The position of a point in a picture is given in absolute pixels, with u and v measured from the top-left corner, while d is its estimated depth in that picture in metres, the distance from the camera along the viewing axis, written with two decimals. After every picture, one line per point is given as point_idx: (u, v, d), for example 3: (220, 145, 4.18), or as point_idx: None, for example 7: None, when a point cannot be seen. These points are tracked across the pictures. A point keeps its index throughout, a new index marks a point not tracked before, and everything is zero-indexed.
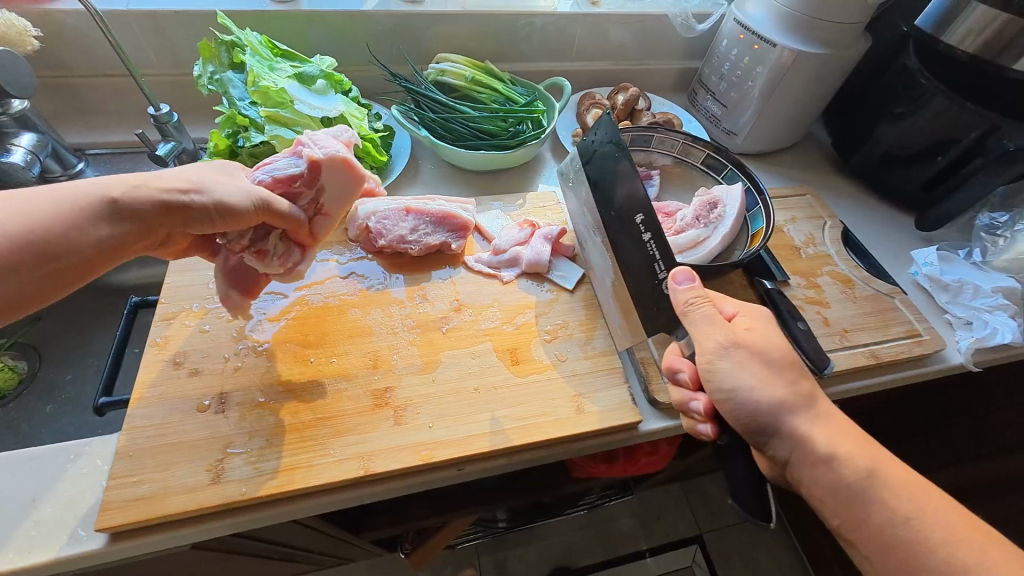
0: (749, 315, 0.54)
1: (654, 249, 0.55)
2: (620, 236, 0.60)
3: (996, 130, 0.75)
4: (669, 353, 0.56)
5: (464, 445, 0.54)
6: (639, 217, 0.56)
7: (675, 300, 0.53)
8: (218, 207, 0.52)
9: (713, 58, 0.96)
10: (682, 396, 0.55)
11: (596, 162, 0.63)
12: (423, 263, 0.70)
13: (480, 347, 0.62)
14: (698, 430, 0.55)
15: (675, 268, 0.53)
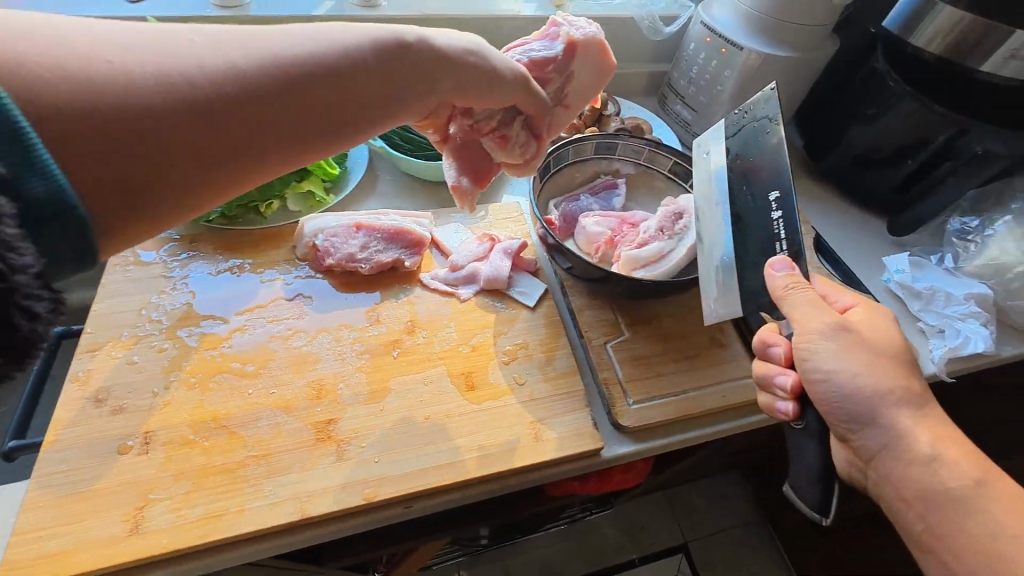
0: (867, 308, 0.55)
1: (779, 229, 0.51)
2: (739, 215, 0.53)
3: (965, 133, 0.74)
4: (764, 329, 0.54)
5: (411, 481, 0.51)
6: (775, 193, 0.51)
7: (772, 285, 0.50)
8: (448, 59, 0.48)
9: (681, 62, 0.94)
10: (769, 369, 0.52)
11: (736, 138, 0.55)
12: (375, 282, 0.66)
13: (433, 372, 0.59)
14: (774, 408, 0.53)
15: (772, 256, 0.51)
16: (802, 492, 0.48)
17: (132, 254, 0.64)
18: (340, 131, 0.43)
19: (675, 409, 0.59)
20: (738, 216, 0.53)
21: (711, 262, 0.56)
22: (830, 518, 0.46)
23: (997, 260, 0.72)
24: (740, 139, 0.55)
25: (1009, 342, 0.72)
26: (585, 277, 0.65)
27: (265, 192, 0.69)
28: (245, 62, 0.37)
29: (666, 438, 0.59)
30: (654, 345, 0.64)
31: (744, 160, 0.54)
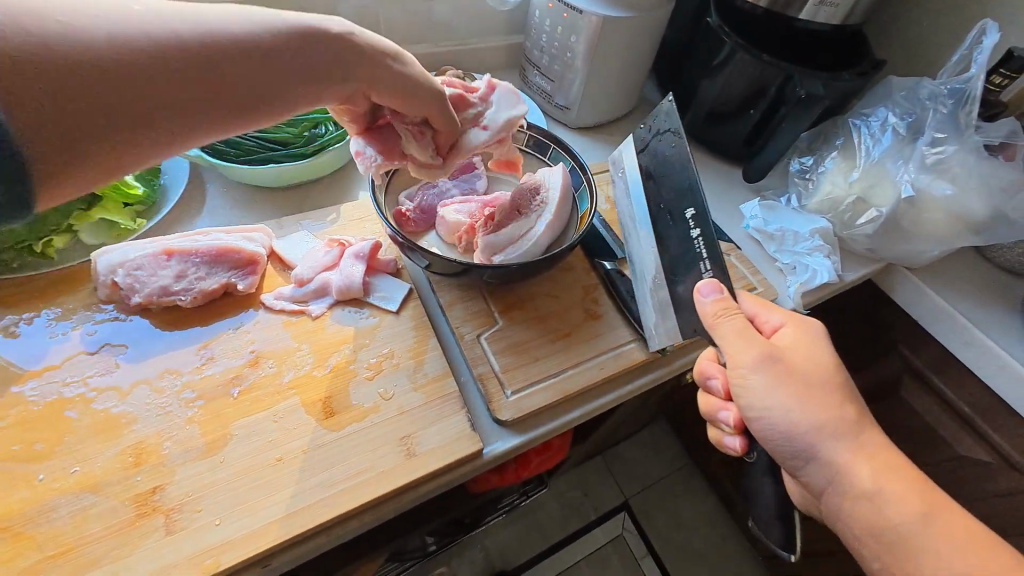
0: (797, 327, 0.50)
1: (700, 247, 0.51)
2: (670, 232, 0.54)
3: (790, 79, 0.79)
4: (704, 359, 0.54)
5: (261, 538, 0.44)
6: (690, 210, 0.51)
7: (703, 313, 0.49)
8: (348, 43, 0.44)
9: (531, 31, 0.91)
10: (711, 405, 0.53)
11: (649, 150, 0.57)
12: (204, 314, 0.57)
13: (283, 406, 0.52)
14: (724, 441, 0.54)
15: (700, 280, 0.50)
16: (766, 528, 0.50)
17: None
18: (252, 110, 0.41)
19: (556, 391, 0.58)
20: (663, 237, 0.55)
21: (647, 276, 0.60)
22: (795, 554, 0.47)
23: (831, 195, 0.77)
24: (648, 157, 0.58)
25: (851, 269, 0.78)
26: (447, 272, 0.60)
27: (37, 225, 0.56)
28: (79, 33, 0.32)
29: (551, 423, 0.58)
30: (530, 329, 0.62)
31: (658, 177, 0.56)
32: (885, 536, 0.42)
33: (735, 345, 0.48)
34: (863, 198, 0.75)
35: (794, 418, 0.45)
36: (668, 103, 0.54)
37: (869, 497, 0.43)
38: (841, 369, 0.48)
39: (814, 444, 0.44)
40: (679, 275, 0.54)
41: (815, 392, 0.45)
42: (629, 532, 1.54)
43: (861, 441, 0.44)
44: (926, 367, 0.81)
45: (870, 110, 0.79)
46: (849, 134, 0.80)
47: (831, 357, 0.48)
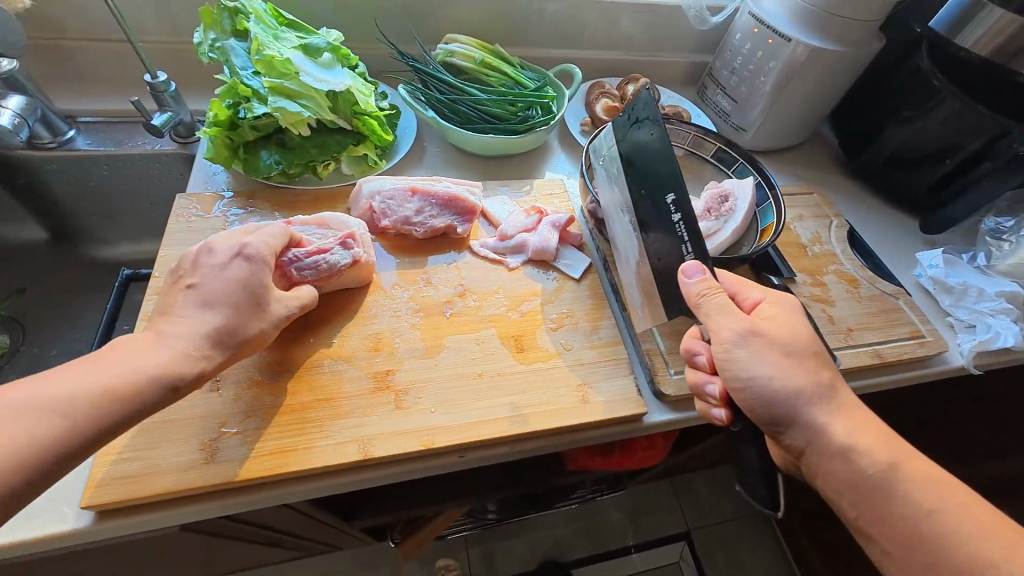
0: (773, 303, 0.54)
1: (683, 231, 0.53)
2: (650, 216, 0.56)
3: (1006, 134, 0.75)
4: (686, 335, 0.56)
5: (467, 432, 0.53)
6: (671, 196, 0.53)
7: (687, 294, 0.52)
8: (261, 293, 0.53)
9: (725, 52, 0.95)
10: (696, 378, 0.54)
11: (627, 139, 0.59)
12: (427, 247, 0.68)
13: (484, 333, 0.61)
14: (711, 414, 0.55)
15: (687, 261, 0.53)
16: (752, 491, 0.48)
17: (195, 207, 0.66)
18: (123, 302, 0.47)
19: None
20: (644, 223, 0.57)
21: (631, 261, 0.62)
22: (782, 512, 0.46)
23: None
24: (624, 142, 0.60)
25: None
26: None
27: (324, 151, 0.69)
28: None
29: None
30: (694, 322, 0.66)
31: (635, 165, 0.58)
32: (913, 495, 0.46)
33: (719, 320, 0.51)
34: None
35: (774, 383, 0.49)
36: (645, 93, 0.55)
37: (846, 453, 0.47)
38: (814, 338, 0.52)
39: (795, 408, 0.49)
40: (663, 258, 0.56)
41: (795, 362, 0.50)
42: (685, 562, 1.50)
43: (836, 401, 0.49)
44: None
45: None
46: None
47: (805, 328, 0.53)
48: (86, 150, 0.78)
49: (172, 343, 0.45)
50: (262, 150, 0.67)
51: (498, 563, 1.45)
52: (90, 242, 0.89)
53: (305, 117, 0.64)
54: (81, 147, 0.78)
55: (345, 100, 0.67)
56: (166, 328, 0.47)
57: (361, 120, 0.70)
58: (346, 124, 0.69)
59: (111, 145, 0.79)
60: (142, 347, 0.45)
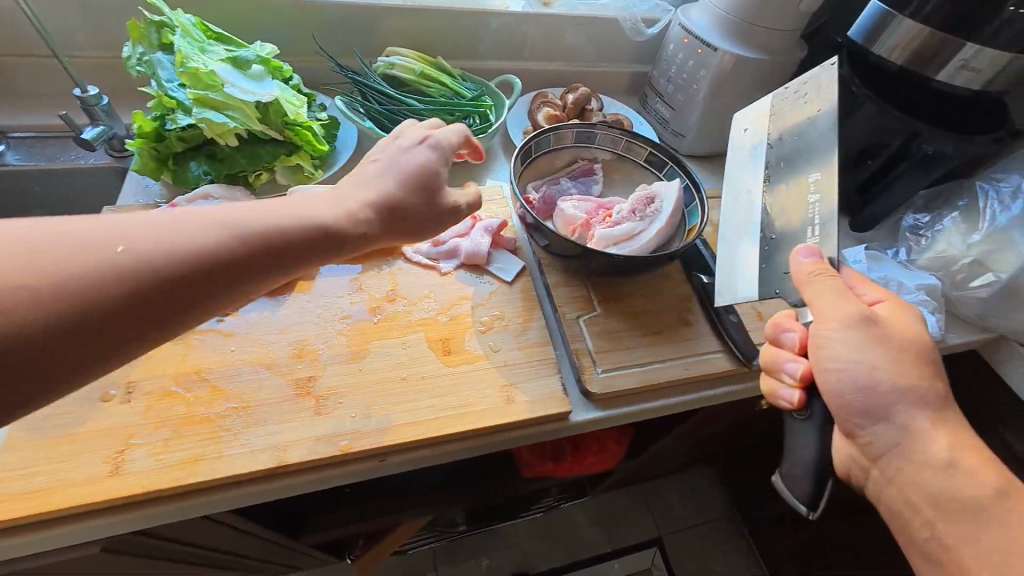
0: (893, 305, 0.55)
1: (813, 212, 0.56)
2: (787, 197, 0.59)
3: (917, 135, 0.79)
4: (783, 315, 0.58)
5: (386, 435, 0.53)
6: (814, 176, 0.56)
7: (795, 272, 0.53)
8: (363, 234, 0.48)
9: (661, 62, 0.99)
10: (780, 356, 0.56)
11: (787, 119, 0.62)
12: (360, 254, 0.69)
13: (412, 337, 0.62)
14: (778, 395, 0.56)
15: (802, 243, 0.54)
16: (793, 484, 0.53)
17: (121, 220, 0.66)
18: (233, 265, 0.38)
19: (640, 378, 0.63)
20: (773, 199, 0.61)
21: (738, 242, 0.63)
22: (817, 511, 0.52)
23: (944, 254, 0.77)
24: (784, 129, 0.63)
25: (955, 331, 0.78)
26: (562, 254, 0.68)
27: (254, 161, 0.69)
28: None
29: (629, 406, 0.63)
30: (622, 320, 0.68)
31: (805, 144, 0.59)
32: None
33: (829, 303, 0.51)
34: (981, 260, 0.74)
35: (876, 374, 0.49)
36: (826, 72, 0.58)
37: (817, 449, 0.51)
38: (928, 344, 0.53)
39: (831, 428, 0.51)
40: (776, 238, 0.59)
41: None
42: (656, 568, 1.52)
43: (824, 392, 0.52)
44: None
45: (1001, 176, 0.78)
46: (974, 196, 0.79)
47: (921, 333, 0.54)
48: (15, 165, 0.77)
49: (293, 219, 0.43)
50: (191, 161, 0.68)
51: None
52: None
53: (232, 128, 0.65)
54: (9, 163, 0.77)
55: (274, 111, 0.68)
56: (313, 203, 0.46)
57: (294, 131, 0.70)
58: (277, 135, 0.70)
59: (42, 160, 0.78)
60: (259, 208, 0.42)
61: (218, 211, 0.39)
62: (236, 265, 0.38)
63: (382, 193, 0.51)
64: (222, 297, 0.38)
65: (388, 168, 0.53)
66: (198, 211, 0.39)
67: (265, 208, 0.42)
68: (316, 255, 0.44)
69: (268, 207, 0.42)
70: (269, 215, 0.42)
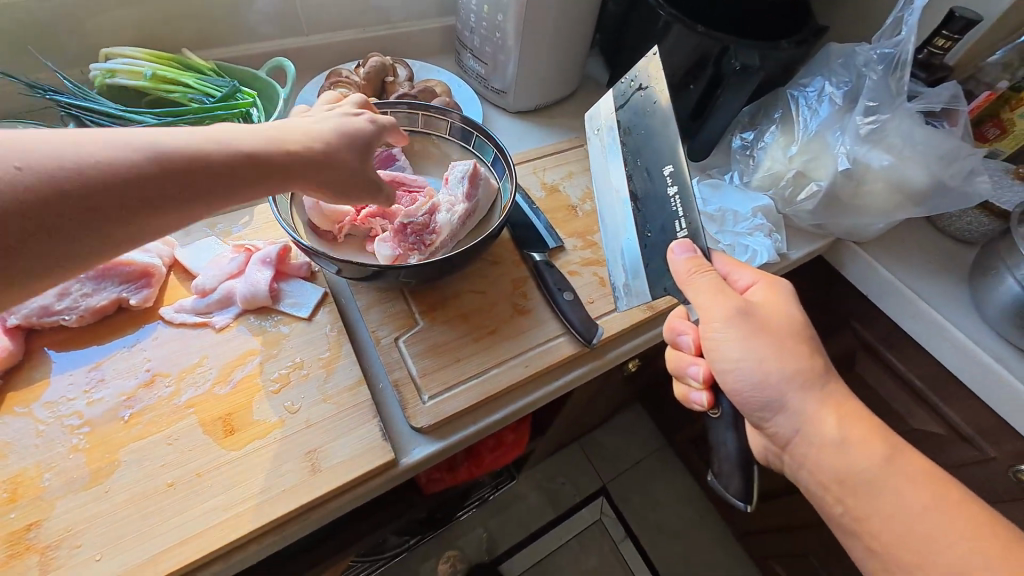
0: (766, 286, 0.51)
1: (677, 205, 0.50)
2: (646, 192, 0.53)
3: (726, 51, 0.73)
4: (674, 317, 0.56)
5: (148, 570, 0.42)
6: (668, 167, 0.50)
7: (674, 270, 0.49)
8: (268, 167, 0.42)
9: (461, 11, 0.86)
10: (681, 360, 0.54)
11: (629, 107, 0.56)
12: (97, 333, 0.53)
13: (180, 426, 0.49)
14: (690, 398, 0.54)
15: (672, 241, 0.50)
16: (724, 480, 0.49)
17: None
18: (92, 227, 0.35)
19: (473, 394, 0.55)
20: (636, 193, 0.54)
21: (618, 241, 0.58)
22: (753, 504, 0.46)
23: (772, 171, 0.75)
24: (636, 113, 0.55)
25: (798, 246, 0.77)
26: (358, 276, 0.57)
27: None
28: None
29: (472, 425, 0.55)
30: (450, 329, 0.59)
31: (649, 133, 0.53)
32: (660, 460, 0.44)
33: (716, 303, 0.48)
34: (803, 171, 0.72)
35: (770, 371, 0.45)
36: (650, 55, 0.52)
37: None
38: (806, 324, 0.49)
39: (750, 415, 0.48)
40: (652, 236, 0.53)
41: None
42: (607, 516, 1.49)
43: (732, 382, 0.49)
44: (880, 343, 0.82)
45: (807, 80, 0.76)
46: (787, 106, 0.78)
47: (797, 311, 0.50)
48: None
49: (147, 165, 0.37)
50: None
51: None
52: None
53: None
54: None
55: None
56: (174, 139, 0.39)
57: None
58: None
59: None
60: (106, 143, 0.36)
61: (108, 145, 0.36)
62: (135, 184, 0.36)
63: (318, 136, 0.46)
64: (132, 230, 0.37)
65: (321, 121, 0.48)
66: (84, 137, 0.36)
67: (164, 132, 0.38)
68: (240, 182, 0.41)
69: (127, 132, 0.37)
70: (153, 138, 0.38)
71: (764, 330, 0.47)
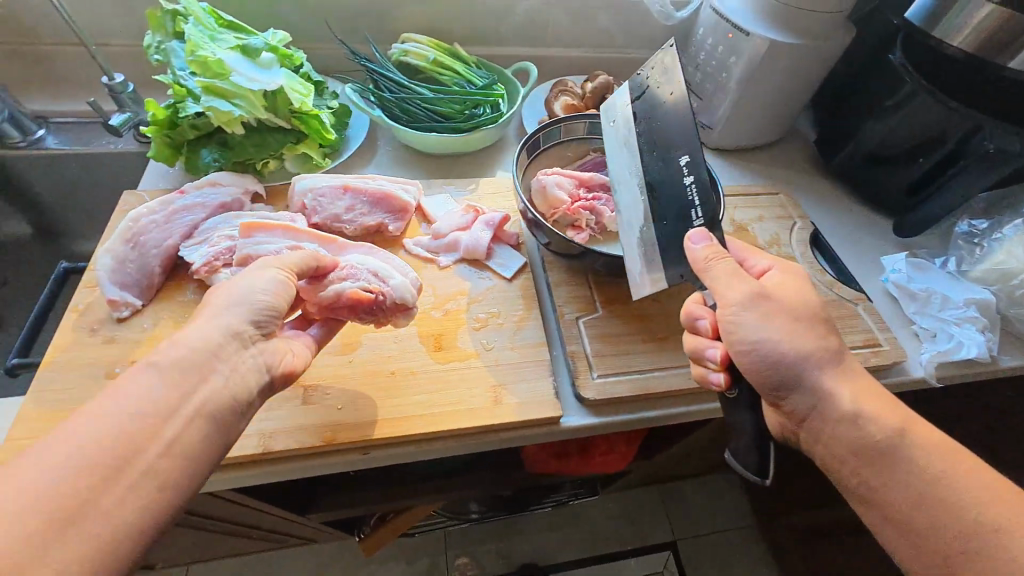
0: (783, 270, 0.55)
1: (693, 193, 0.51)
2: (659, 180, 0.53)
3: (980, 129, 0.69)
4: (691, 302, 0.55)
5: (371, 429, 0.53)
6: (684, 158, 0.51)
7: (692, 259, 0.51)
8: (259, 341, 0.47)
9: (691, 47, 0.91)
10: (698, 343, 0.53)
11: (641, 101, 0.56)
12: (360, 245, 0.68)
13: (405, 331, 0.61)
14: (707, 380, 0.53)
15: (692, 229, 0.51)
16: (743, 457, 0.52)
17: (137, 204, 0.67)
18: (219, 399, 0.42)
19: (637, 387, 0.60)
20: (653, 181, 0.54)
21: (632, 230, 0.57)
22: (771, 479, 0.50)
23: (1002, 266, 0.69)
24: (647, 108, 0.55)
25: (1011, 354, 0.68)
26: (562, 252, 0.65)
27: (262, 149, 0.69)
28: None
29: (627, 414, 0.60)
30: (626, 324, 0.65)
31: (661, 125, 0.53)
32: (868, 450, 0.47)
33: None
34: None
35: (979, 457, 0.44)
36: (668, 46, 0.52)
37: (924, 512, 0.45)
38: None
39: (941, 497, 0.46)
40: (666, 226, 0.53)
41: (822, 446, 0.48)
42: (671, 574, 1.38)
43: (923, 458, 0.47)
44: None
45: None
46: None
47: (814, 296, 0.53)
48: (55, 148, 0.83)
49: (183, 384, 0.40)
50: (203, 148, 0.69)
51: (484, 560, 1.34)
52: (71, 238, 0.96)
53: (238, 116, 0.65)
54: (50, 147, 0.84)
55: (281, 100, 0.68)
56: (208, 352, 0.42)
57: (300, 119, 0.70)
58: (284, 123, 0.70)
59: (79, 146, 0.84)
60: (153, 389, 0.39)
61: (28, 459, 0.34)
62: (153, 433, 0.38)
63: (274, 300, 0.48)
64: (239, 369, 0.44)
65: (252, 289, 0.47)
66: (48, 462, 0.34)
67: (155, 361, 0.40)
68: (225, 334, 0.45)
69: (70, 433, 0.36)
70: (125, 401, 0.38)
71: (792, 314, 0.50)
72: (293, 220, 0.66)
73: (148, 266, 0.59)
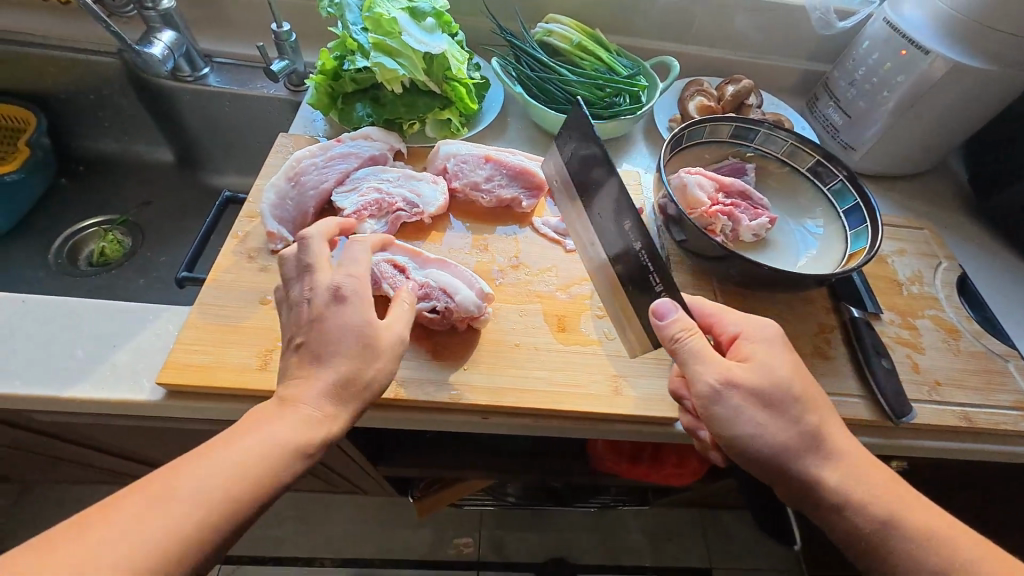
0: (753, 335, 0.50)
1: (643, 257, 0.52)
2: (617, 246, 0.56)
3: None
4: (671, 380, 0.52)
5: (493, 395, 0.54)
6: (627, 222, 0.53)
7: (665, 340, 0.48)
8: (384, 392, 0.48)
9: (848, 60, 0.86)
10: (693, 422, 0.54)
11: (578, 162, 0.61)
12: (490, 216, 0.70)
13: (529, 307, 0.61)
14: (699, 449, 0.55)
15: (657, 303, 0.49)
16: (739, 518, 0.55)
17: (292, 146, 0.71)
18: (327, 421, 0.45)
19: None
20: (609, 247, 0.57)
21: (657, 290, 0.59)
22: None
23: None
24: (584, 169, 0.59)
25: None
26: (698, 253, 0.63)
27: (412, 110, 0.72)
28: None
29: None
30: None
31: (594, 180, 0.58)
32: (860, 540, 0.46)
33: None
34: None
35: None
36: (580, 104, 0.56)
37: None
38: None
39: None
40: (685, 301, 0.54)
41: None
42: None
43: None
44: None
45: None
46: None
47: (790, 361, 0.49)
48: (215, 85, 0.89)
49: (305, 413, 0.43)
50: (358, 102, 0.72)
51: (509, 551, 1.24)
52: (206, 171, 1.03)
53: (401, 75, 0.68)
54: (211, 84, 0.90)
55: (439, 64, 0.70)
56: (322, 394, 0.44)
57: (451, 86, 0.72)
58: (436, 87, 0.72)
59: (234, 85, 0.89)
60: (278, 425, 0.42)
61: (186, 478, 0.38)
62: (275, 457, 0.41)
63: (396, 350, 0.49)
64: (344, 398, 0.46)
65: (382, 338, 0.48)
66: (199, 472, 0.39)
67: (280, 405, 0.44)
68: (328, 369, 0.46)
69: (221, 463, 0.39)
70: (263, 451, 0.41)
71: (765, 399, 0.46)
72: (434, 181, 0.68)
73: (304, 206, 0.65)
